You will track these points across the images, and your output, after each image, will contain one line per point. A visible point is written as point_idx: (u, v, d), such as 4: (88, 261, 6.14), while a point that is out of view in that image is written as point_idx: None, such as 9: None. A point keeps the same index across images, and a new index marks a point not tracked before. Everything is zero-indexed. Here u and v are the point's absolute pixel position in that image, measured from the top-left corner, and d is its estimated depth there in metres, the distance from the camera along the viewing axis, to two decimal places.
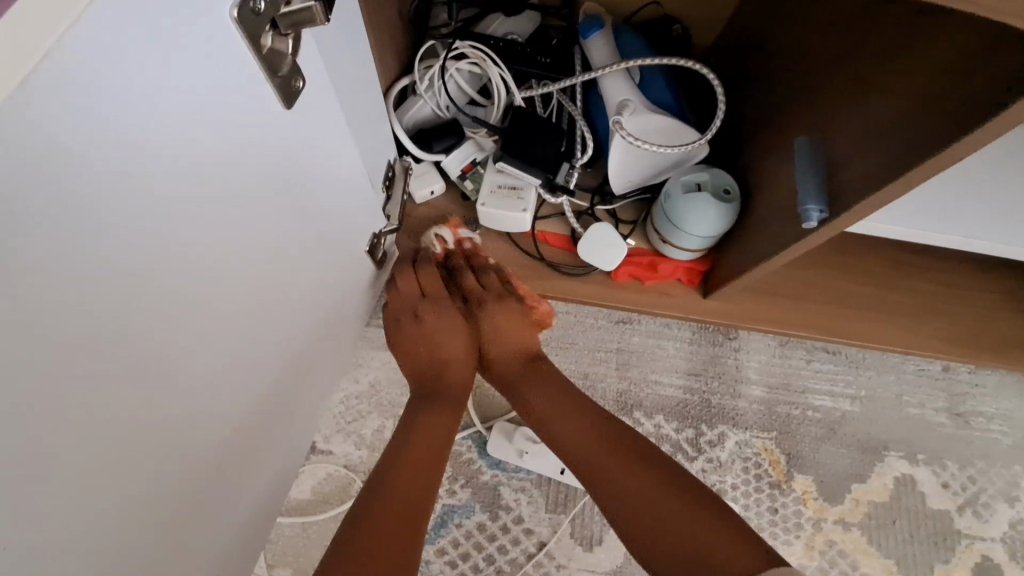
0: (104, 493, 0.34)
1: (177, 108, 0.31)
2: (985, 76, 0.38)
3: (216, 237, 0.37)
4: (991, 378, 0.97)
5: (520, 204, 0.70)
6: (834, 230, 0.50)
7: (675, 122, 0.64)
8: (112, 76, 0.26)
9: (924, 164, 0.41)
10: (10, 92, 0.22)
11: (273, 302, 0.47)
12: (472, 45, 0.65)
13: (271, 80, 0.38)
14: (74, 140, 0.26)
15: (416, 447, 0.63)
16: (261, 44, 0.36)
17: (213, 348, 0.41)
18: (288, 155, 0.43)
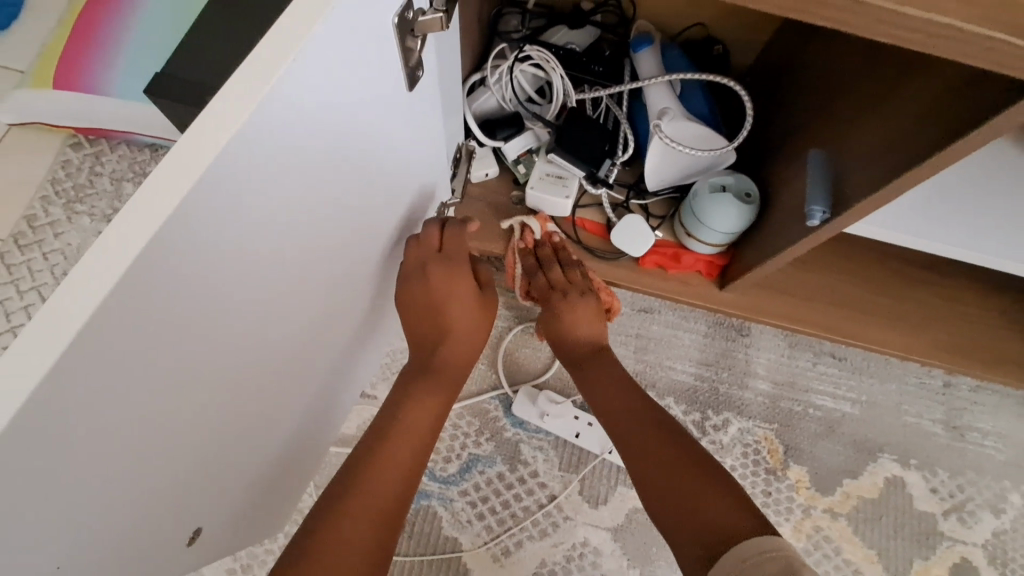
0: (250, 369, 0.46)
1: (357, 88, 0.42)
2: (958, 102, 0.45)
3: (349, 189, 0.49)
4: (990, 398, 1.04)
5: (563, 191, 0.79)
6: (837, 227, 0.57)
7: (709, 130, 0.73)
8: (337, 61, 0.37)
9: (913, 168, 0.48)
10: (292, 58, 0.33)
11: (369, 247, 0.58)
12: (538, 49, 0.76)
13: (404, 70, 0.47)
14: (305, 100, 0.36)
15: (408, 422, 0.69)
16: (404, 43, 0.45)
17: (328, 277, 0.52)
18: (403, 133, 0.54)
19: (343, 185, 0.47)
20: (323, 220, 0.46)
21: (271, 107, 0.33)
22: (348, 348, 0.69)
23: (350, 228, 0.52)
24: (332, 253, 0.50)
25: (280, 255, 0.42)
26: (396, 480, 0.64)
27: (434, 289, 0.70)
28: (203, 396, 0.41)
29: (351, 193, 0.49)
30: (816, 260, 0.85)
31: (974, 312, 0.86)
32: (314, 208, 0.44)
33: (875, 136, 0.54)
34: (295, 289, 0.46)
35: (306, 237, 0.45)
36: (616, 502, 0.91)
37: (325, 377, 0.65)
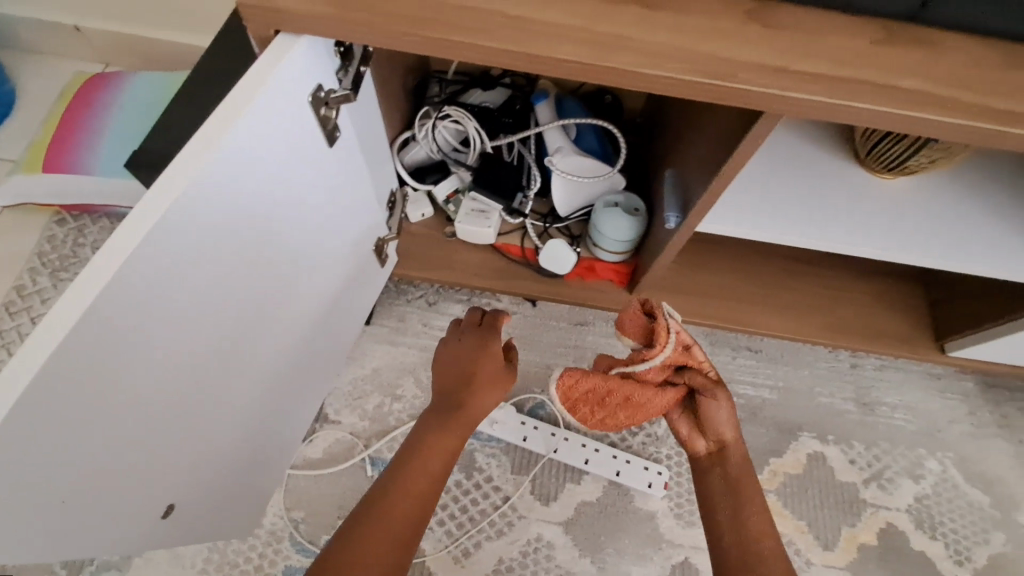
0: (218, 377, 0.57)
1: (298, 155, 0.55)
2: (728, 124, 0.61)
3: (298, 232, 0.61)
4: (894, 374, 1.16)
5: (486, 222, 0.93)
6: (688, 229, 0.71)
7: (596, 162, 0.89)
8: (275, 133, 0.51)
9: (719, 178, 0.62)
10: (231, 127, 0.46)
11: (320, 279, 0.70)
12: (454, 108, 0.92)
13: (322, 131, 0.58)
14: (250, 162, 0.49)
15: (426, 456, 0.74)
16: (320, 113, 0.56)
17: (285, 304, 0.64)
18: (342, 186, 0.67)
19: (292, 227, 0.60)
20: (275, 253, 0.58)
21: (217, 166, 0.46)
22: (311, 371, 0.80)
23: (307, 261, 0.65)
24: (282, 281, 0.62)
25: (243, 280, 0.54)
26: (414, 507, 0.71)
27: (464, 351, 0.82)
28: (176, 396, 0.51)
29: (299, 235, 0.61)
30: (716, 263, 0.98)
31: (861, 296, 0.97)
32: (268, 244, 0.56)
33: (702, 152, 0.68)
34: (257, 309, 0.58)
35: (266, 266, 0.57)
36: (566, 498, 1.00)
37: (289, 396, 0.75)
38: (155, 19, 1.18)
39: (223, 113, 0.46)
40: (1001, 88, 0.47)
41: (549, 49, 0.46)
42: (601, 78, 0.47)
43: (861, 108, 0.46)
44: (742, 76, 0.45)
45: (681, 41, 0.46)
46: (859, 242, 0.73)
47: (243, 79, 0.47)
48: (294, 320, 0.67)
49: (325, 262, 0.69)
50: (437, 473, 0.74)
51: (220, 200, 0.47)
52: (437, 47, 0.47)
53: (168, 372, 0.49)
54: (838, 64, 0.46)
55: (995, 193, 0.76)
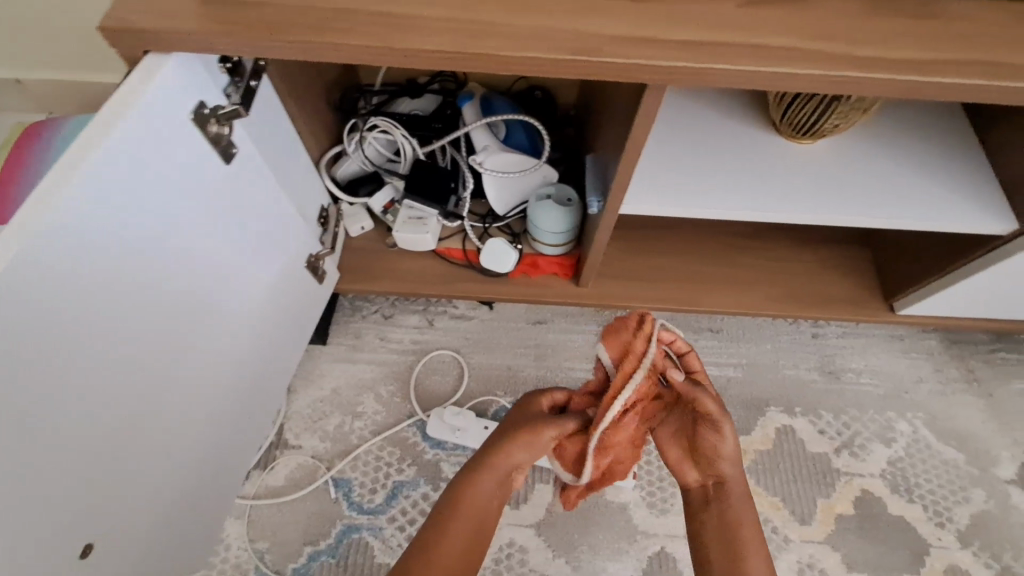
0: (130, 399, 0.56)
1: (191, 173, 0.55)
2: (627, 103, 0.61)
3: (204, 251, 0.61)
4: (857, 340, 1.15)
5: (423, 229, 0.92)
6: (611, 211, 0.71)
7: (523, 156, 0.89)
8: (158, 152, 0.51)
9: (625, 156, 0.62)
10: (100, 145, 0.46)
11: (242, 299, 0.69)
12: (381, 118, 0.92)
13: (213, 149, 0.57)
14: (132, 181, 0.49)
15: (472, 503, 0.67)
16: (208, 129, 0.56)
17: (201, 325, 0.63)
18: (253, 206, 0.66)
19: (196, 247, 0.59)
20: (180, 265, 0.58)
21: (90, 183, 0.46)
22: (250, 393, 0.78)
23: (220, 275, 0.64)
24: (194, 301, 0.61)
25: (146, 293, 0.54)
26: (461, 556, 0.65)
27: (515, 420, 0.71)
28: (81, 421, 0.50)
29: (204, 254, 0.61)
30: (661, 246, 0.98)
31: (807, 264, 0.97)
32: (170, 257, 0.56)
33: (613, 133, 0.68)
34: (167, 325, 0.58)
35: (171, 280, 0.57)
36: (536, 499, 0.98)
37: (227, 421, 0.74)
38: (80, 60, 1.17)
39: (97, 128, 0.47)
40: (862, 39, 0.48)
41: (415, 40, 0.46)
42: (470, 65, 0.47)
43: (730, 69, 0.46)
44: (608, 50, 0.46)
45: (546, 22, 0.47)
46: (783, 208, 0.73)
47: (115, 96, 0.48)
48: (216, 337, 0.67)
49: (244, 275, 0.68)
50: (482, 518, 0.67)
51: (101, 219, 0.47)
52: (308, 50, 0.47)
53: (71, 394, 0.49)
54: (703, 29, 0.47)
55: (911, 149, 0.77)
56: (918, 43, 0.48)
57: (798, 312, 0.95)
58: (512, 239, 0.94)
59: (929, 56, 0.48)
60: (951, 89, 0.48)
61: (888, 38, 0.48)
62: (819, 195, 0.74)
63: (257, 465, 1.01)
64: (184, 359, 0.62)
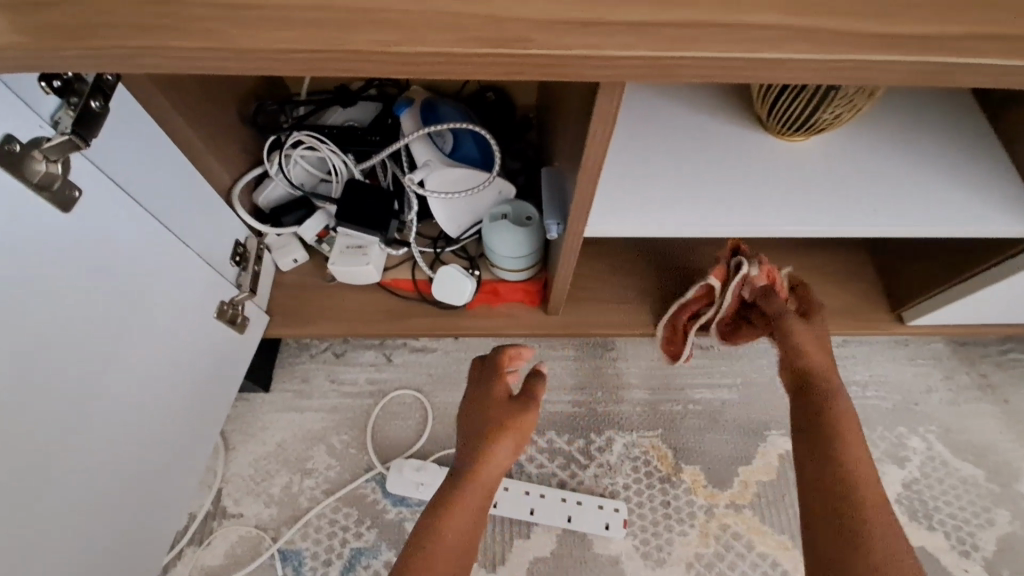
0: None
1: (26, 218, 0.45)
2: (580, 104, 0.49)
3: (69, 312, 0.50)
4: (860, 349, 1.05)
5: (363, 259, 0.79)
6: (574, 237, 0.59)
7: (472, 172, 0.76)
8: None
9: (581, 174, 0.50)
10: None
11: (136, 362, 0.59)
12: (305, 133, 0.78)
13: (40, 194, 0.46)
14: None
15: (486, 462, 0.68)
16: (29, 170, 0.45)
17: (76, 398, 0.53)
18: (121, 254, 0.54)
19: (61, 307, 0.49)
20: (54, 312, 0.49)
21: None
22: (170, 459, 0.67)
23: (109, 323, 0.54)
24: (70, 368, 0.51)
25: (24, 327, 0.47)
26: (474, 516, 0.65)
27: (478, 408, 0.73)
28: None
29: (71, 315, 0.50)
30: (640, 262, 0.86)
31: (803, 273, 0.86)
32: (50, 303, 0.48)
33: (567, 142, 0.56)
34: (58, 361, 0.50)
35: (57, 310, 0.49)
36: (515, 558, 0.87)
37: (149, 484, 0.64)
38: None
39: None
40: (875, 10, 0.36)
41: (266, 38, 0.33)
42: (348, 69, 0.34)
43: (702, 57, 0.34)
44: (535, 39, 0.33)
45: (448, 4, 0.34)
46: (777, 219, 0.62)
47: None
48: (123, 381, 0.58)
49: (156, 304, 0.60)
50: (492, 481, 0.68)
51: None
52: (124, 59, 0.34)
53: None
54: (666, 7, 0.35)
55: (920, 141, 0.66)
56: (945, 12, 0.37)
57: None
58: (468, 265, 0.82)
59: (957, 30, 0.36)
60: (989, 73, 0.37)
61: (907, 8, 0.36)
62: (818, 201, 0.63)
63: (191, 540, 0.88)
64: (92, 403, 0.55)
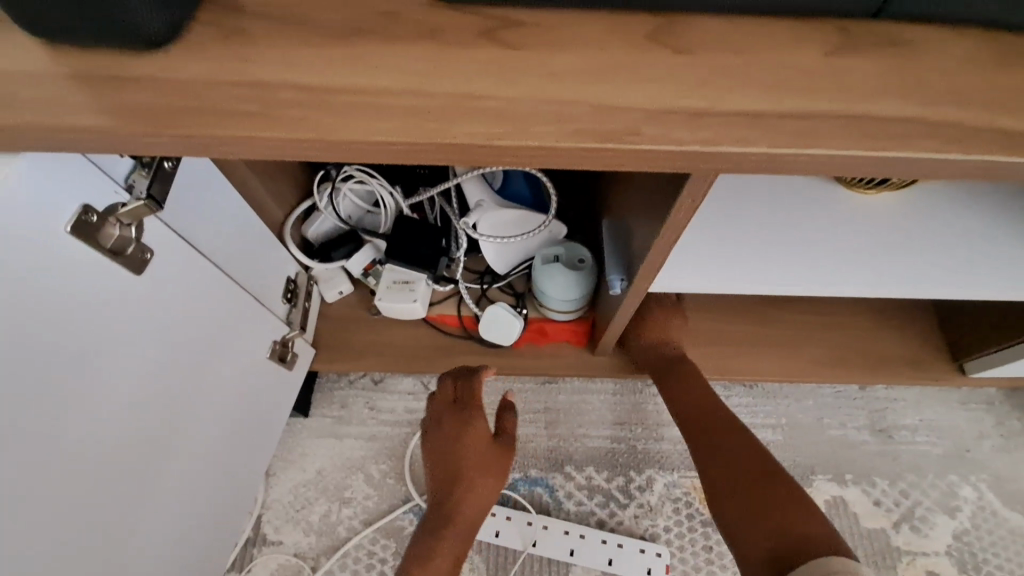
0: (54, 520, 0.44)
1: (96, 269, 0.44)
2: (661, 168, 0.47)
3: (136, 361, 0.49)
4: (910, 392, 1.01)
5: (410, 295, 0.79)
6: (636, 295, 0.58)
7: (525, 213, 0.75)
8: (47, 250, 0.40)
9: (655, 241, 0.48)
10: None
11: (193, 406, 0.58)
12: (357, 167, 0.77)
13: (116, 260, 0.45)
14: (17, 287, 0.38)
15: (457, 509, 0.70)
16: (105, 236, 0.44)
17: (136, 445, 0.51)
18: (187, 309, 0.54)
19: (124, 358, 0.48)
20: (116, 365, 0.47)
21: None
22: (212, 503, 0.65)
23: (167, 370, 0.53)
24: (132, 415, 0.50)
25: (108, 366, 0.46)
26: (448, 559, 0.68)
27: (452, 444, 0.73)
28: (10, 552, 0.41)
29: (137, 364, 0.49)
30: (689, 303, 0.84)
31: (858, 319, 0.83)
32: (111, 357, 0.47)
33: (638, 197, 0.55)
34: (139, 399, 0.50)
35: (123, 359, 0.48)
36: None
37: (199, 527, 0.63)
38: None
39: None
40: (1005, 102, 0.34)
41: (367, 129, 0.32)
42: (448, 159, 0.33)
43: (821, 154, 0.32)
44: (644, 133, 0.32)
45: (552, 92, 0.33)
46: (848, 278, 0.59)
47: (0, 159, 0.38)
48: (178, 424, 0.56)
49: (221, 341, 0.60)
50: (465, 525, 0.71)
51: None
52: (213, 146, 0.33)
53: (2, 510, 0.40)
54: (780, 96, 0.33)
55: (1005, 196, 0.62)
56: None
57: (853, 377, 0.81)
58: (515, 304, 0.81)
59: None
60: None
61: None
62: (892, 260, 0.60)
63: (233, 567, 0.88)
64: (165, 437, 0.55)
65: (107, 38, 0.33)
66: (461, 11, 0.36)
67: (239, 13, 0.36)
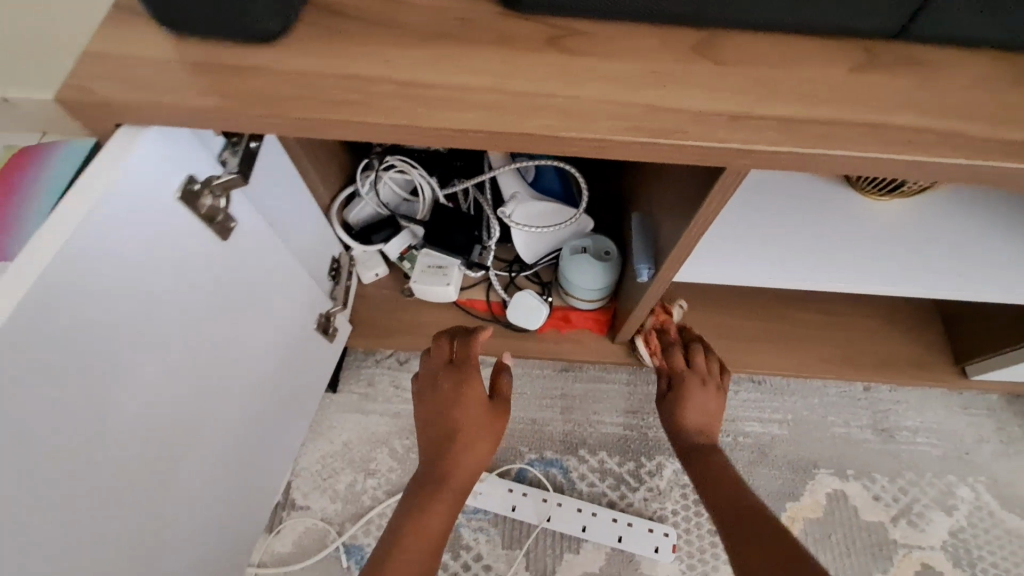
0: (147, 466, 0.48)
1: (196, 232, 0.47)
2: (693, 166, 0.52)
3: (217, 322, 0.53)
4: (913, 395, 1.05)
5: (443, 279, 0.83)
6: (663, 282, 0.62)
7: (556, 206, 0.80)
8: (161, 212, 0.43)
9: (683, 233, 0.53)
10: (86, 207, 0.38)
11: (255, 370, 0.62)
12: (399, 157, 0.82)
13: (209, 226, 0.49)
14: (136, 245, 0.42)
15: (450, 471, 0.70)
16: (200, 204, 0.47)
17: (213, 400, 0.55)
18: (257, 277, 0.57)
19: (208, 318, 0.51)
20: (202, 324, 0.50)
21: (95, 252, 0.38)
22: (261, 464, 0.69)
23: (240, 333, 0.57)
24: (211, 373, 0.53)
25: (173, 336, 0.47)
26: (438, 523, 0.67)
27: (442, 399, 0.72)
28: (53, 525, 0.39)
29: (218, 325, 0.53)
30: (706, 298, 0.89)
31: (866, 320, 0.88)
32: (199, 315, 0.50)
33: (669, 194, 0.60)
34: (197, 368, 0.51)
35: (208, 319, 0.51)
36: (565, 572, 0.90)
37: (250, 484, 0.67)
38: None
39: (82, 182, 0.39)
40: (1008, 114, 0.38)
41: (450, 119, 0.37)
42: (518, 148, 0.38)
43: (843, 154, 0.37)
44: (690, 131, 0.37)
45: (610, 94, 0.38)
46: (860, 277, 0.64)
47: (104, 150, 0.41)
48: (244, 386, 0.60)
49: (242, 343, 0.58)
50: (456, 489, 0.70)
51: (115, 289, 0.40)
52: (316, 129, 0.38)
53: (9, 511, 0.36)
54: (807, 104, 0.38)
55: (1012, 208, 0.66)
56: None
57: (860, 376, 0.85)
58: (540, 292, 0.86)
59: None
60: None
61: None
62: (901, 263, 0.65)
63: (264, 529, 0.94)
64: (196, 421, 0.53)
65: (229, 33, 0.39)
66: (530, 21, 0.41)
67: (339, 16, 0.41)
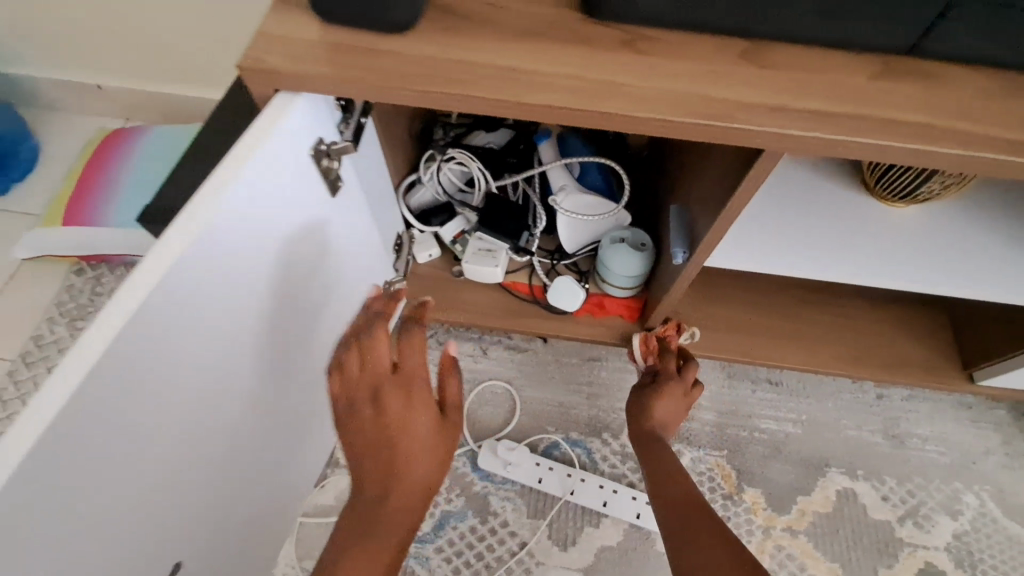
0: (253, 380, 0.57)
1: (313, 187, 0.57)
2: (732, 158, 0.60)
3: (314, 267, 0.62)
4: (923, 405, 1.10)
5: (493, 261, 0.92)
6: (696, 264, 0.71)
7: (600, 199, 0.90)
8: (297, 167, 0.53)
9: (718, 216, 0.61)
10: (252, 157, 0.47)
11: (332, 317, 0.71)
12: (460, 150, 0.91)
13: (325, 182, 0.59)
14: (279, 192, 0.51)
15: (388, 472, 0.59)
16: (321, 162, 0.56)
17: (302, 335, 0.64)
18: (344, 234, 0.67)
19: (307, 261, 0.61)
20: (304, 266, 0.60)
21: (252, 193, 0.48)
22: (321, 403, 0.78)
23: (327, 281, 0.66)
24: (304, 310, 0.63)
25: (285, 272, 0.57)
26: (392, 530, 0.59)
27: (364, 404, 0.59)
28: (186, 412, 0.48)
29: (314, 270, 0.62)
30: (729, 295, 0.96)
31: (880, 325, 0.94)
32: (303, 258, 0.59)
33: (705, 186, 0.69)
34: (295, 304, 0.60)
35: (309, 262, 0.61)
36: (584, 543, 0.97)
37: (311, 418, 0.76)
38: (159, 75, 1.19)
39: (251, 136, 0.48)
40: (1000, 119, 0.47)
41: (544, 98, 0.47)
42: (597, 124, 0.47)
43: (861, 142, 0.45)
44: (737, 116, 0.46)
45: (673, 85, 0.47)
46: (872, 272, 0.72)
47: (235, 145, 0.47)
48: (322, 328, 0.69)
49: (279, 349, 0.60)
50: (404, 493, 0.60)
51: (259, 227, 0.50)
52: (434, 101, 0.48)
53: (134, 418, 0.43)
54: (834, 101, 0.47)
55: (1015, 220, 0.74)
56: None
57: (872, 375, 0.91)
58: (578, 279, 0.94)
59: None
60: None
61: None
62: (910, 262, 0.72)
63: None
64: (286, 352, 0.62)
65: (371, 24, 0.50)
66: (609, 26, 0.51)
67: (454, 15, 0.51)
